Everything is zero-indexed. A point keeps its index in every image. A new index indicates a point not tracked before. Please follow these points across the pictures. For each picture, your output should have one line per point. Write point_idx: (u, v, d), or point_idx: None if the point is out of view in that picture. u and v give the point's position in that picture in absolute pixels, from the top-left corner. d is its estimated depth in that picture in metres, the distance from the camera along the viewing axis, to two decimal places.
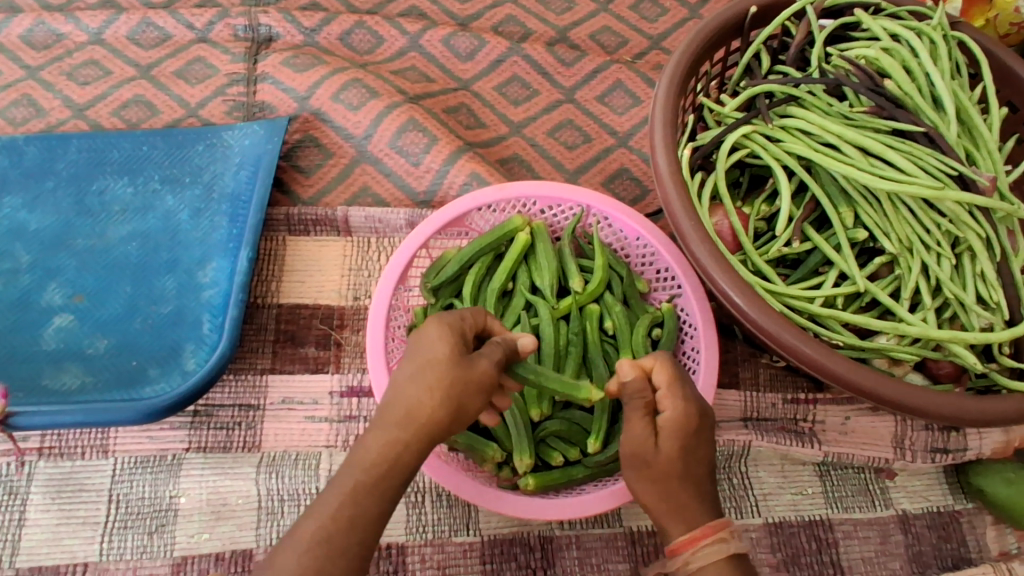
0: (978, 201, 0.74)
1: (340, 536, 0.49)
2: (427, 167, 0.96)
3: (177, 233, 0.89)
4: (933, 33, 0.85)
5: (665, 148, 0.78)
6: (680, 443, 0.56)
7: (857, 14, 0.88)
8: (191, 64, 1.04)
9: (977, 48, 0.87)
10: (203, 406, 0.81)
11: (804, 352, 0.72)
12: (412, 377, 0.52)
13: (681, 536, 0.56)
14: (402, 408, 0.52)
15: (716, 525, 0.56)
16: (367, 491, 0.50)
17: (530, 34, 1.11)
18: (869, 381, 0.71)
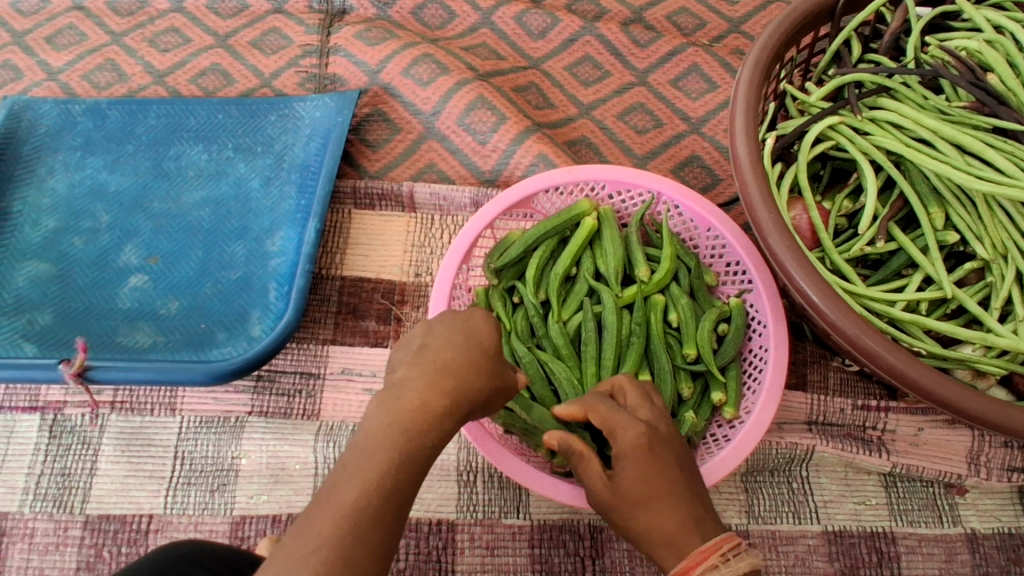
0: None
1: (378, 505, 0.48)
2: (494, 146, 0.95)
3: (247, 200, 0.91)
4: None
5: (747, 138, 0.75)
6: (638, 467, 0.54)
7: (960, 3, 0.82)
8: (267, 35, 1.05)
9: None
10: (267, 371, 0.82)
11: (884, 359, 0.68)
12: (463, 349, 0.55)
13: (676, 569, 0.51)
14: (454, 378, 0.53)
15: (705, 549, 0.50)
16: (410, 461, 0.50)
17: (604, 13, 1.08)
18: (954, 394, 0.67)
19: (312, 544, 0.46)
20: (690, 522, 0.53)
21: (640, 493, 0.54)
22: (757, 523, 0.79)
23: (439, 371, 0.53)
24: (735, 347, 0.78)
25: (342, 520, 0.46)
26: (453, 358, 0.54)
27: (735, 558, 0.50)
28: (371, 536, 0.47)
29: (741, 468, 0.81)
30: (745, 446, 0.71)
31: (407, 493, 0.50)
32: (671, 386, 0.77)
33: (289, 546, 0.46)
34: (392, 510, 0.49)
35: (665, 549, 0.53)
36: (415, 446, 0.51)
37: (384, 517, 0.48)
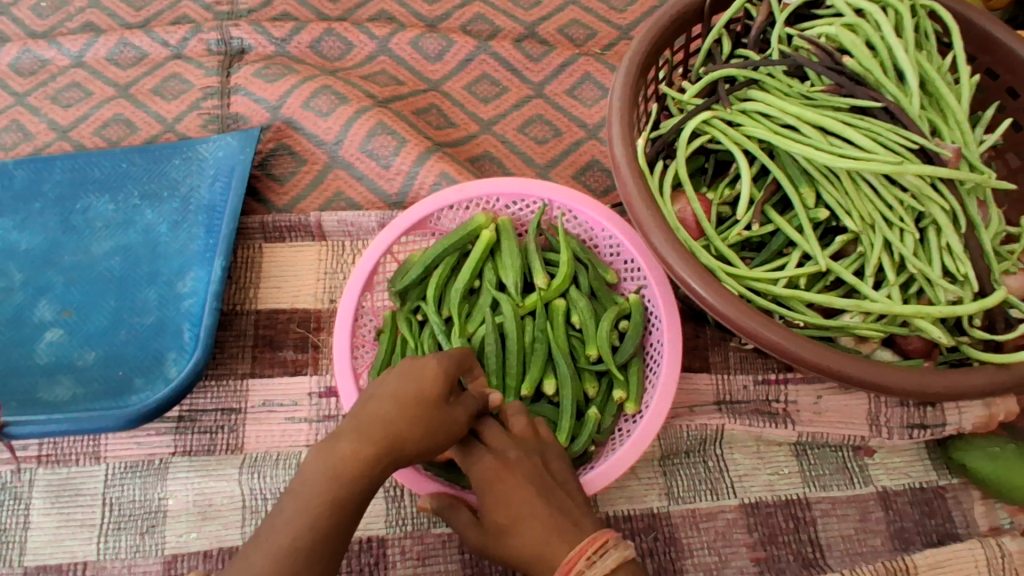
0: (939, 173, 0.69)
1: (310, 550, 0.51)
2: (397, 169, 0.98)
3: (156, 245, 0.93)
4: (900, 6, 0.80)
5: (622, 136, 0.78)
6: (495, 501, 0.62)
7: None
8: (168, 80, 1.08)
9: (950, 17, 0.83)
10: (187, 411, 0.84)
11: (770, 339, 0.72)
12: (399, 403, 0.57)
13: None
14: (386, 434, 0.56)
15: (570, 559, 0.57)
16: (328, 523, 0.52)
17: (498, 31, 1.15)
18: (827, 358, 0.70)
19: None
20: (555, 536, 0.59)
21: (506, 526, 0.61)
22: (677, 504, 0.82)
23: (367, 428, 0.56)
24: (635, 343, 0.81)
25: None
26: (387, 413, 0.57)
27: (599, 558, 0.57)
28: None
29: (656, 453, 0.84)
30: (646, 436, 0.75)
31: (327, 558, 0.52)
32: (575, 387, 0.80)
33: None
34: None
35: (538, 566, 0.59)
36: (340, 506, 0.53)
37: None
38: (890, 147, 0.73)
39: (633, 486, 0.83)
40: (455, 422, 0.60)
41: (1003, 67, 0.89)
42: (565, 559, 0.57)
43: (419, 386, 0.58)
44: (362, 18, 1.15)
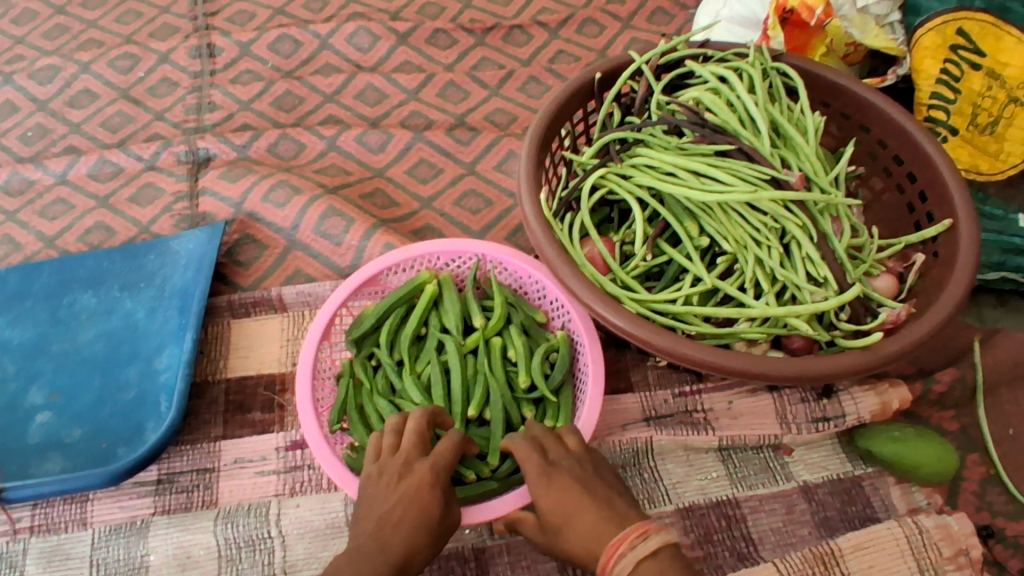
0: (787, 196, 0.83)
1: None
2: (348, 245, 1.12)
3: (136, 329, 1.04)
4: (750, 70, 0.97)
5: (530, 195, 0.92)
6: (550, 498, 0.68)
7: (688, 64, 1.01)
8: (143, 189, 1.22)
9: (795, 74, 0.99)
10: (165, 474, 0.92)
11: (693, 355, 0.81)
12: (407, 518, 0.68)
13: (603, 566, 0.62)
14: (400, 550, 0.66)
15: (613, 545, 0.62)
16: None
17: (432, 123, 1.32)
18: (713, 356, 0.80)
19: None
20: (605, 527, 0.64)
21: (559, 517, 0.67)
22: None
23: (383, 543, 0.66)
24: (563, 372, 0.91)
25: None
26: (401, 529, 0.67)
27: (641, 542, 0.61)
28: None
29: None
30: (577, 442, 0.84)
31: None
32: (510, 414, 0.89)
33: None
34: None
35: (591, 557, 0.64)
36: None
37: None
38: (749, 180, 0.87)
39: None
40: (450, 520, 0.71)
41: (851, 108, 1.04)
42: (612, 542, 0.62)
43: (424, 500, 0.69)
44: (312, 122, 1.32)
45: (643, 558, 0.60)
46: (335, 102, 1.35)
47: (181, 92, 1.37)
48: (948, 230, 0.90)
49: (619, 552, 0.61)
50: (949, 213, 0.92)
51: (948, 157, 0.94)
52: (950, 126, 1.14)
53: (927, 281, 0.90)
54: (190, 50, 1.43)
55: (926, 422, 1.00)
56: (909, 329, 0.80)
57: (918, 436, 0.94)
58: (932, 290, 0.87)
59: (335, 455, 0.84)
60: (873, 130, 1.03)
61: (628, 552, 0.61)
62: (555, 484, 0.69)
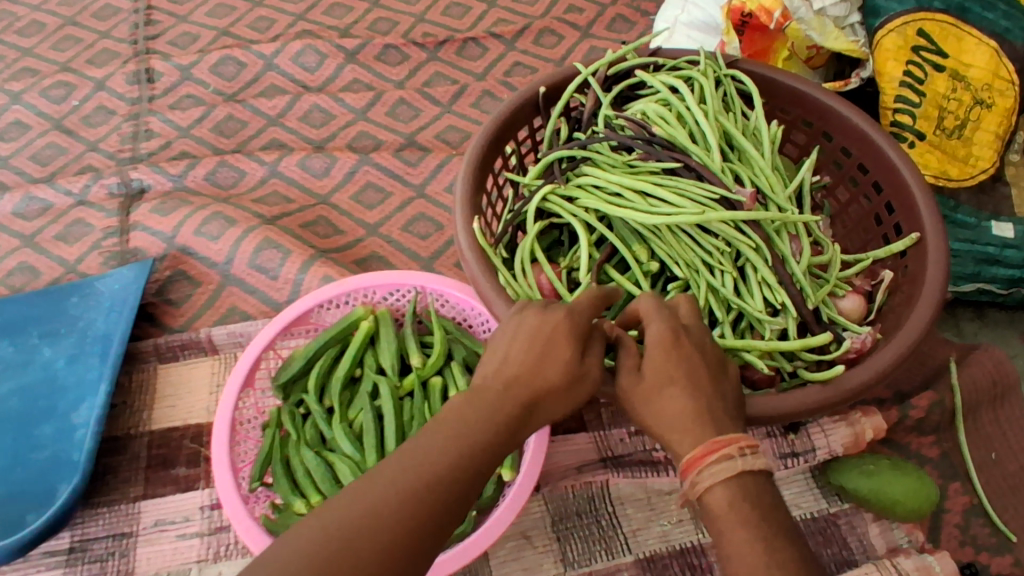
0: (738, 216, 0.76)
1: (448, 492, 0.48)
2: (285, 278, 1.05)
3: (55, 380, 0.97)
4: (702, 80, 0.90)
5: (463, 225, 0.82)
6: (663, 360, 0.59)
7: (638, 74, 0.94)
8: (72, 226, 1.15)
9: (748, 81, 0.93)
10: (79, 542, 0.86)
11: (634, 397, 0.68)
12: (538, 362, 0.56)
13: (689, 455, 0.55)
14: (528, 389, 0.54)
15: (721, 442, 0.54)
16: (451, 487, 0.49)
17: (381, 144, 1.25)
18: None
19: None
20: (707, 423, 0.56)
21: (655, 385, 0.59)
22: (574, 568, 0.82)
23: (509, 382, 0.54)
24: None
25: (384, 538, 0.45)
26: (534, 372, 0.55)
27: (752, 455, 0.54)
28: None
29: (548, 518, 0.85)
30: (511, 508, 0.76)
31: (450, 522, 0.49)
32: None
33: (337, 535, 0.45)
34: (431, 543, 0.47)
35: (683, 439, 0.56)
36: (471, 462, 0.50)
37: (410, 555, 0.46)
38: (696, 200, 0.80)
39: (528, 556, 0.83)
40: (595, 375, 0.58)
41: (812, 113, 0.96)
42: (717, 439, 0.55)
43: (559, 347, 0.56)
44: (254, 147, 1.25)
45: (731, 479, 0.53)
46: (279, 125, 1.28)
47: (117, 120, 1.30)
48: (915, 244, 0.83)
49: (709, 466, 0.54)
50: (916, 224, 0.85)
51: (913, 165, 0.87)
52: (916, 131, 1.06)
53: (896, 301, 0.83)
54: (128, 76, 1.36)
55: (904, 450, 0.90)
56: (877, 355, 0.71)
57: (892, 469, 0.84)
58: (900, 310, 0.79)
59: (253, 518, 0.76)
60: (836, 136, 0.95)
61: (736, 457, 0.54)
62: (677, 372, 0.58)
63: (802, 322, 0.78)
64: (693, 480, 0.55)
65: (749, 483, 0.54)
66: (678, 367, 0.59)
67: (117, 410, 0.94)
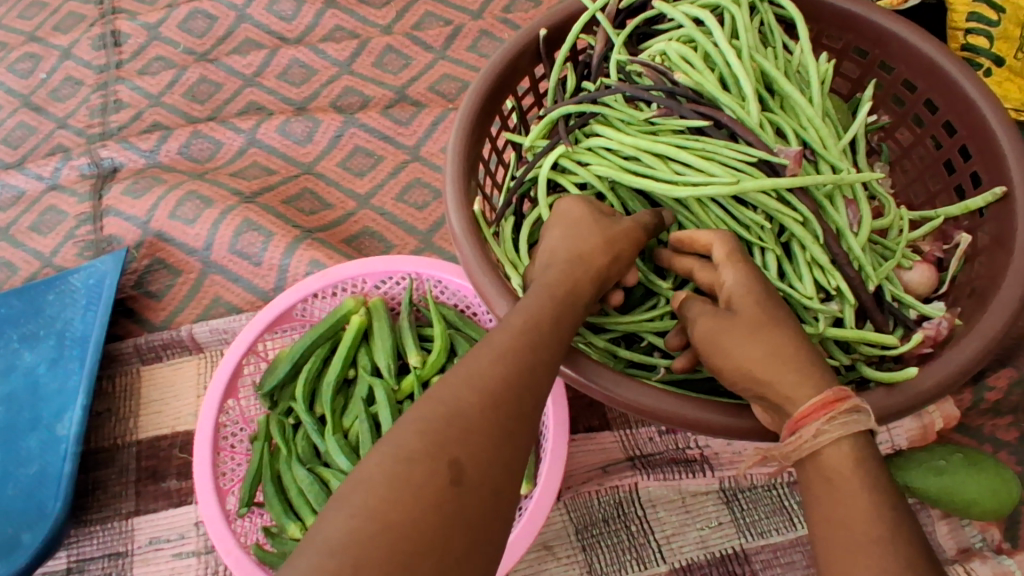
0: (781, 184, 0.63)
1: (535, 359, 0.48)
2: (269, 264, 0.96)
3: (36, 388, 0.90)
4: (734, 9, 0.74)
5: (456, 204, 0.70)
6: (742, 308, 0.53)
7: (654, 6, 0.78)
8: (44, 214, 1.06)
9: (790, 5, 0.76)
10: (75, 563, 0.81)
11: (654, 407, 0.57)
12: (571, 238, 0.58)
13: (807, 406, 0.48)
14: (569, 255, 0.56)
15: (846, 394, 0.48)
16: (531, 353, 0.48)
17: (368, 101, 1.12)
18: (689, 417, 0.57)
19: (403, 463, 0.40)
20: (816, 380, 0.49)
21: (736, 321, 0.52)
22: None
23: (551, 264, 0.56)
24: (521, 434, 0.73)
25: (486, 399, 0.44)
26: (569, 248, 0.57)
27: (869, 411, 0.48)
28: (505, 440, 0.43)
29: (571, 526, 0.77)
30: (531, 529, 0.67)
31: (542, 388, 0.48)
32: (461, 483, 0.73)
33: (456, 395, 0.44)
34: (529, 404, 0.46)
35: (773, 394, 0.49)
36: (541, 329, 0.50)
37: (521, 418, 0.45)
38: (729, 164, 0.68)
39: (552, 569, 0.75)
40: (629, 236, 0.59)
41: (867, 41, 0.80)
42: (841, 391, 0.48)
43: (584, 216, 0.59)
44: (231, 113, 1.13)
45: (860, 434, 0.47)
46: (256, 85, 1.15)
47: (85, 91, 1.19)
48: (1001, 199, 0.68)
49: (840, 414, 0.47)
50: (998, 176, 0.70)
51: (997, 100, 0.71)
52: (993, 55, 0.93)
53: (975, 271, 0.70)
54: (93, 40, 1.23)
55: (974, 434, 0.79)
56: (955, 349, 0.59)
57: (968, 465, 0.72)
58: (983, 286, 0.66)
59: (243, 546, 0.69)
60: (897, 68, 0.79)
61: (863, 413, 0.47)
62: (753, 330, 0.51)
63: (859, 305, 0.66)
64: (817, 430, 0.47)
65: (873, 444, 0.47)
66: (746, 319, 0.52)
67: (102, 418, 0.88)
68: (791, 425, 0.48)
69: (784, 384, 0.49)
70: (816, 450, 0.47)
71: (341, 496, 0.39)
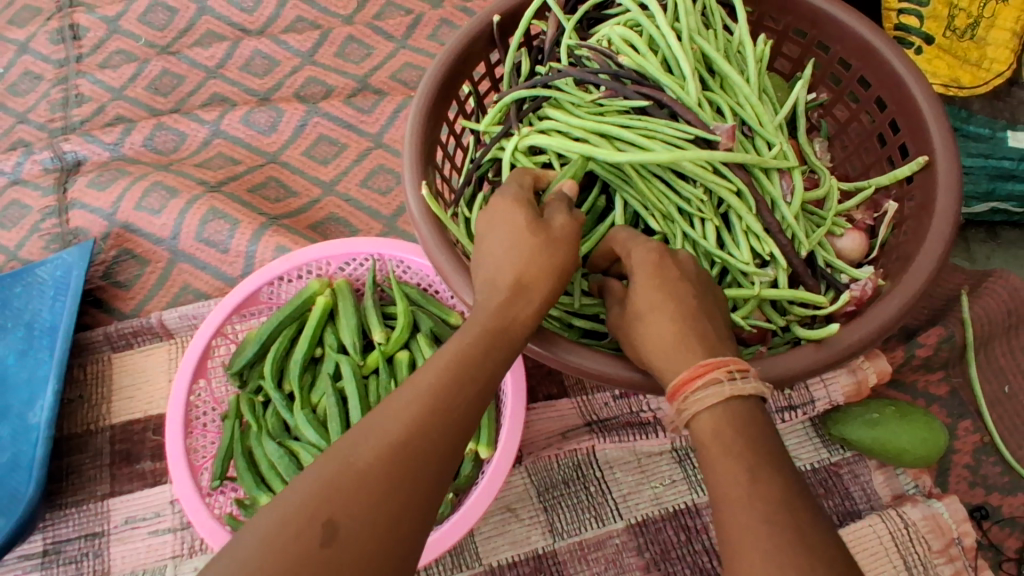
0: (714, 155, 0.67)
1: (456, 393, 0.48)
2: (237, 250, 0.98)
3: (5, 379, 0.91)
4: None
5: (413, 185, 0.73)
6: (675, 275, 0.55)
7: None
8: (7, 208, 1.06)
9: None
10: (52, 544, 0.83)
11: (590, 368, 0.61)
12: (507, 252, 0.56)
13: (676, 379, 0.50)
14: (509, 279, 0.54)
15: (711, 365, 0.49)
16: (448, 399, 0.47)
17: (331, 90, 1.14)
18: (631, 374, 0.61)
19: (283, 521, 0.40)
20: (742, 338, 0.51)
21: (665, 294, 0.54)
22: (562, 539, 0.78)
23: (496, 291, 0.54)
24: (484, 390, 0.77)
25: (387, 446, 0.44)
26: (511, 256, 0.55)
27: (742, 379, 0.48)
28: (398, 495, 0.43)
29: (533, 489, 0.80)
30: (495, 483, 0.71)
31: (452, 436, 0.47)
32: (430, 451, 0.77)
33: (362, 442, 0.44)
34: (434, 457, 0.45)
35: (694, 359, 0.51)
36: (467, 363, 0.50)
37: (428, 466, 0.45)
38: (668, 142, 0.72)
39: (514, 529, 0.79)
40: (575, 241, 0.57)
41: (805, 22, 0.84)
42: (706, 363, 0.49)
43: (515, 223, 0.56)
44: (195, 105, 1.14)
45: (717, 405, 0.48)
46: (219, 77, 1.16)
47: (45, 86, 1.18)
48: (924, 167, 0.73)
49: (693, 391, 0.49)
50: (923, 147, 0.75)
51: (921, 76, 0.76)
52: (924, 34, 0.98)
53: (901, 236, 0.75)
54: (52, 34, 1.22)
55: (908, 390, 0.85)
56: (876, 307, 0.64)
57: (899, 417, 0.78)
58: (907, 250, 0.71)
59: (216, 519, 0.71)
60: (833, 47, 0.84)
61: (723, 382, 0.48)
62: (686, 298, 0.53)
63: (793, 271, 0.70)
64: (680, 405, 0.50)
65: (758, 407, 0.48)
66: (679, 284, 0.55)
67: (74, 405, 0.89)
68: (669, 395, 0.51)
69: (710, 342, 0.52)
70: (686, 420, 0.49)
71: (221, 556, 0.40)
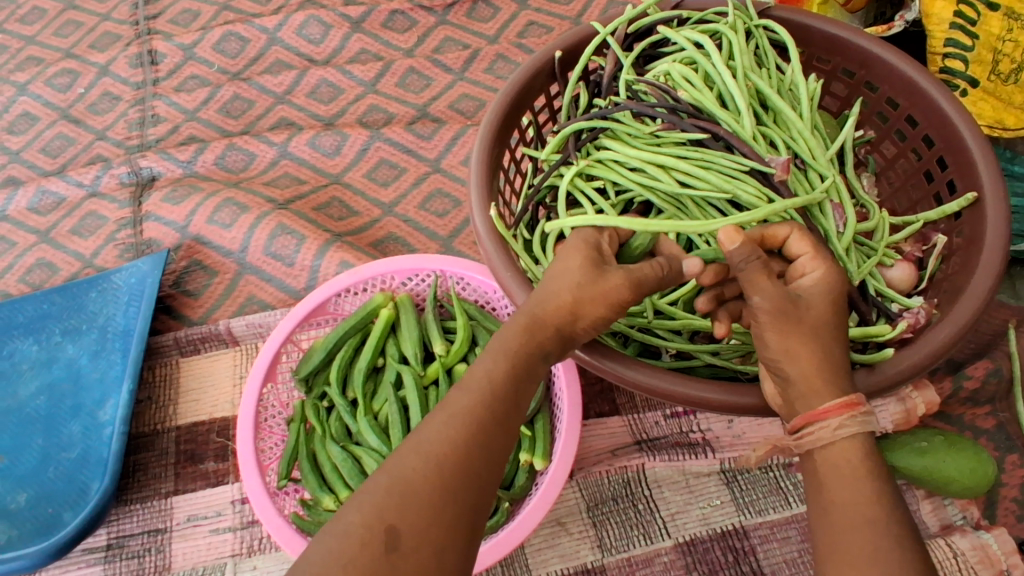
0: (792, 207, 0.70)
1: (496, 405, 0.52)
2: (302, 265, 1.03)
3: (79, 378, 0.95)
4: (730, 35, 0.82)
5: (480, 207, 0.77)
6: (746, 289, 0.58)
7: (660, 31, 0.86)
8: (85, 218, 1.13)
9: (784, 32, 0.85)
10: (115, 539, 0.86)
11: (652, 384, 0.64)
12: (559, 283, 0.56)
13: (830, 403, 0.51)
14: (558, 310, 0.55)
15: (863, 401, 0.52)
16: (487, 412, 0.51)
17: (392, 117, 1.20)
18: (692, 389, 0.63)
19: (345, 535, 0.45)
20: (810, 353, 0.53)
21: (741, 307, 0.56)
22: (611, 554, 0.80)
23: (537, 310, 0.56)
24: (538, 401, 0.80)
25: (436, 459, 0.48)
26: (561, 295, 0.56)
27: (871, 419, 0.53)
28: (447, 504, 0.47)
29: (582, 504, 0.83)
30: (552, 491, 0.73)
31: (493, 448, 0.50)
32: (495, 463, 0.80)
33: (415, 457, 0.48)
34: (477, 466, 0.49)
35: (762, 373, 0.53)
36: (500, 378, 0.53)
37: (474, 473, 0.49)
38: (724, 173, 0.76)
39: (564, 543, 0.81)
40: (620, 276, 0.55)
41: (853, 63, 0.88)
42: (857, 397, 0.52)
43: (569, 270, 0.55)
44: (263, 128, 1.21)
45: (869, 435, 0.51)
46: (287, 102, 1.23)
47: (122, 106, 1.26)
48: (972, 204, 0.76)
49: (858, 416, 0.51)
50: (971, 182, 0.77)
51: (970, 116, 0.79)
52: (969, 77, 1.02)
53: (950, 268, 0.77)
54: (131, 58, 1.31)
55: (956, 422, 0.87)
56: (929, 335, 0.67)
57: (947, 445, 0.79)
58: (956, 280, 0.73)
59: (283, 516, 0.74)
60: (881, 87, 0.88)
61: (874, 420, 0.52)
62: (793, 320, 0.53)
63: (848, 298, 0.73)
64: (836, 425, 0.51)
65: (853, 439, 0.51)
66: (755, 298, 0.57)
67: (142, 406, 0.94)
68: (807, 417, 0.52)
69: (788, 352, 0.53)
70: (834, 441, 0.51)
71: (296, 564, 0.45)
